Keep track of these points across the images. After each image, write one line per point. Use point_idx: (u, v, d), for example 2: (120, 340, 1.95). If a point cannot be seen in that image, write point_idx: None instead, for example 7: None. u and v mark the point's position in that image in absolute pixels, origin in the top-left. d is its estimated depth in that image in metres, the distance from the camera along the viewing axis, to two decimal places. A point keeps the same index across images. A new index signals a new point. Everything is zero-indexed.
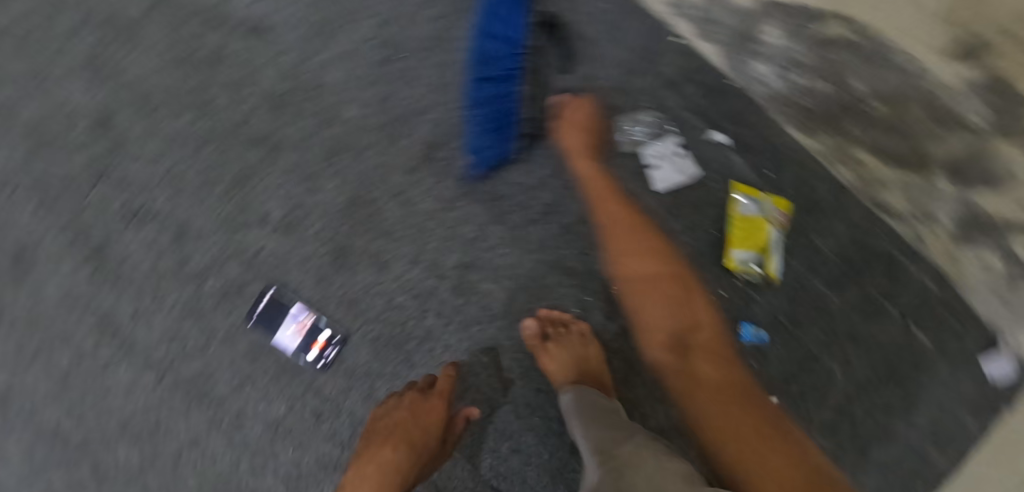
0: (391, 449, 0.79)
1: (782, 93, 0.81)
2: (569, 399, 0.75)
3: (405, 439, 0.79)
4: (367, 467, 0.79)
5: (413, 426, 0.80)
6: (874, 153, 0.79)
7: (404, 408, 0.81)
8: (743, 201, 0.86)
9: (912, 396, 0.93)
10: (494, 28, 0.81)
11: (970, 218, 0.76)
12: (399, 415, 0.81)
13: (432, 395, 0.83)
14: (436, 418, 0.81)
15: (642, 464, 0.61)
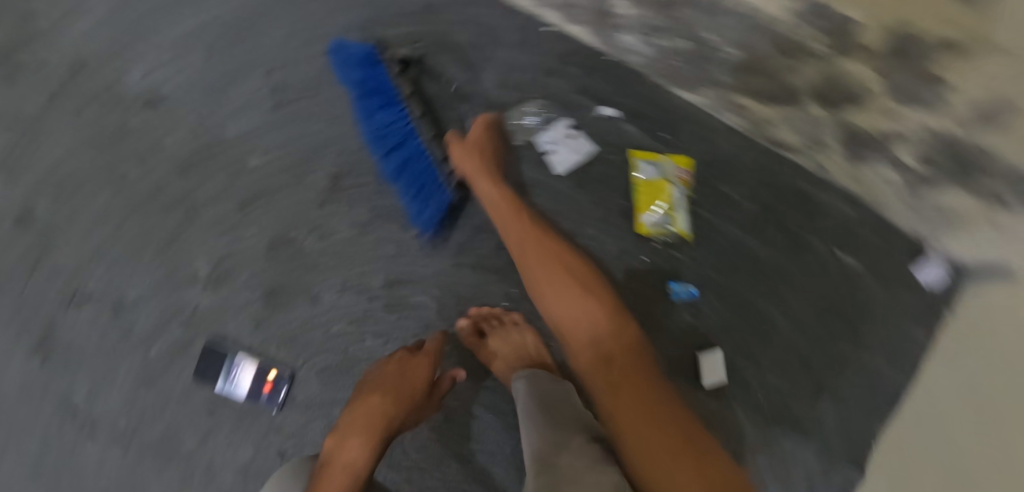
0: (381, 397, 0.79)
1: (653, 58, 0.85)
2: (523, 387, 0.76)
3: (395, 390, 0.80)
4: (354, 418, 0.78)
5: (404, 379, 0.81)
6: (750, 96, 0.83)
7: (393, 366, 0.83)
8: (643, 166, 0.90)
9: (853, 319, 0.97)
10: (369, 97, 0.85)
11: (853, 136, 0.80)
12: (389, 371, 0.82)
13: (420, 353, 0.84)
14: (423, 373, 0.82)
15: (577, 470, 0.59)
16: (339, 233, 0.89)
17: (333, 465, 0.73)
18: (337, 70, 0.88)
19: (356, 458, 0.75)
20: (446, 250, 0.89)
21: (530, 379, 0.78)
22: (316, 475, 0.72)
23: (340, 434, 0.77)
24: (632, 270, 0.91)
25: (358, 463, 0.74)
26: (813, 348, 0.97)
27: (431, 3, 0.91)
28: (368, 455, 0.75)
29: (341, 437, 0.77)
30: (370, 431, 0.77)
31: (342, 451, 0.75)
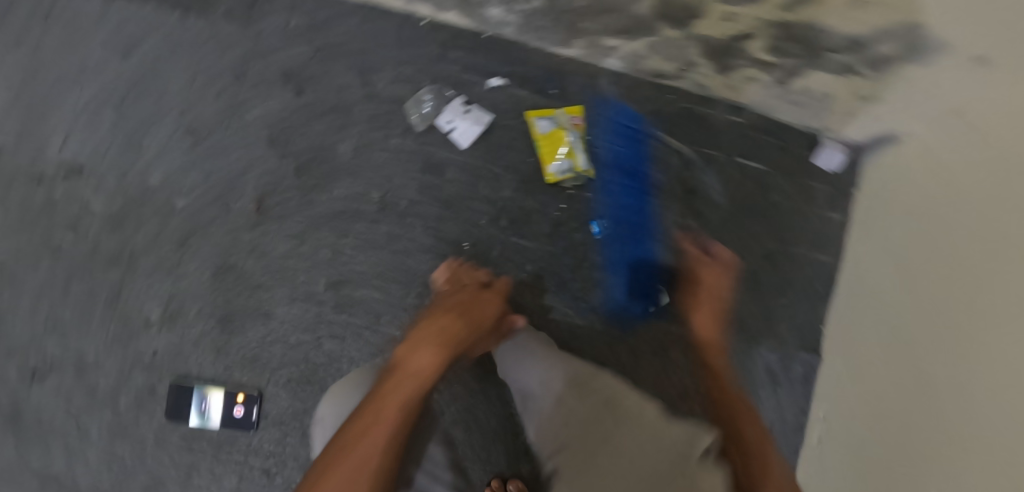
0: (451, 318, 0.77)
1: (521, 22, 0.94)
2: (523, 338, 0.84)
3: (468, 314, 0.79)
4: (427, 335, 0.72)
5: (479, 305, 0.83)
6: (614, 35, 0.91)
7: (466, 295, 0.85)
8: (540, 122, 0.97)
9: (770, 215, 1.05)
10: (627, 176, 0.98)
11: (711, 48, 0.88)
12: (461, 299, 0.83)
13: (489, 289, 0.88)
14: (494, 305, 0.85)
15: (620, 397, 0.64)
16: (275, 250, 0.94)
17: (404, 369, 0.65)
18: (597, 134, 1.00)
19: (425, 365, 0.66)
20: (377, 241, 0.95)
21: (519, 338, 0.84)
22: (384, 379, 0.63)
23: (411, 343, 0.69)
24: (555, 218, 0.98)
25: (428, 370, 0.65)
26: (741, 251, 1.05)
27: (313, 23, 0.99)
28: (437, 365, 0.67)
29: (412, 344, 0.69)
30: (441, 346, 0.71)
31: (411, 357, 0.67)
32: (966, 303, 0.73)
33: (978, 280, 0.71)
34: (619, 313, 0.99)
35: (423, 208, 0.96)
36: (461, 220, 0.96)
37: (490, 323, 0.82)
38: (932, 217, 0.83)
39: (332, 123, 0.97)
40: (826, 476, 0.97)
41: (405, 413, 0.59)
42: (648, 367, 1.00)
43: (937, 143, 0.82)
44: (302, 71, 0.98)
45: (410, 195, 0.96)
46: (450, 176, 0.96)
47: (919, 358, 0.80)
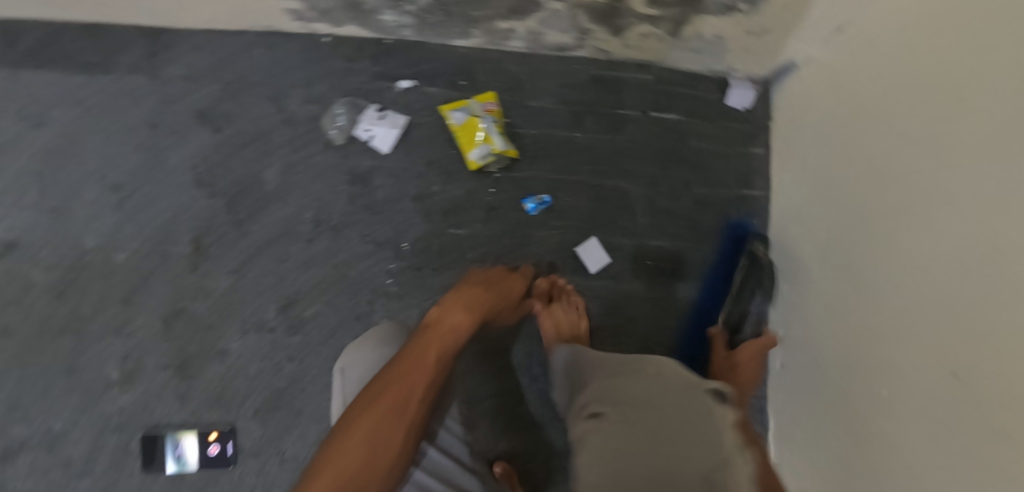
0: (487, 290, 0.87)
1: (416, 23, 0.97)
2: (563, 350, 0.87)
3: (495, 287, 0.89)
4: (456, 302, 0.81)
5: (504, 281, 0.92)
6: (505, 17, 0.94)
7: (495, 271, 0.94)
8: (454, 114, 0.99)
9: (695, 161, 1.08)
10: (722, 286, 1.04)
11: (599, 13, 0.92)
12: (490, 273, 0.93)
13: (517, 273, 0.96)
14: (519, 285, 0.94)
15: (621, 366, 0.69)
16: (220, 287, 0.96)
17: (442, 325, 0.75)
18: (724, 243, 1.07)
19: (458, 325, 0.76)
20: (318, 258, 0.97)
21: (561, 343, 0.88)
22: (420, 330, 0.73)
23: (443, 307, 0.79)
24: (488, 203, 1.00)
25: (460, 330, 0.76)
26: (676, 201, 1.06)
27: (216, 60, 1.00)
28: (468, 324, 0.77)
29: (445, 306, 0.79)
30: (470, 311, 0.81)
31: (443, 316, 0.77)
32: (900, 209, 0.81)
33: (909, 189, 0.79)
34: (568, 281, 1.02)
35: (357, 219, 0.98)
36: (395, 223, 0.98)
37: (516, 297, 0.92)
38: (850, 140, 0.91)
39: (253, 154, 0.98)
40: (796, 407, 1.01)
41: (439, 363, 0.69)
42: (606, 328, 1.03)
43: (849, 73, 0.90)
44: (214, 108, 0.99)
45: (342, 209, 0.98)
46: (377, 182, 0.99)
47: (861, 275, 0.88)
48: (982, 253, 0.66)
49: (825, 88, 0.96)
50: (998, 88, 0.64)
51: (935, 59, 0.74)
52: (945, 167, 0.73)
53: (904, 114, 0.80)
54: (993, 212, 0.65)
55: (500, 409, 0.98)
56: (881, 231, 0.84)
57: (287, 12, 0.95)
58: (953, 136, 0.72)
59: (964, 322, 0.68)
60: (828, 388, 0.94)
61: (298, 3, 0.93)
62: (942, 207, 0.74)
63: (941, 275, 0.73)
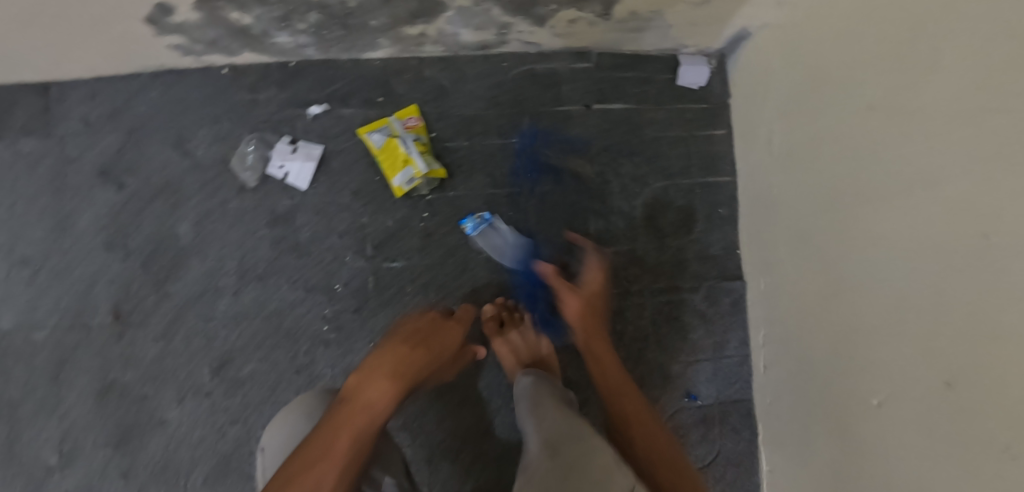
0: (422, 349, 0.73)
1: (316, 40, 0.87)
2: (528, 381, 0.80)
3: (430, 342, 0.75)
4: (382, 366, 0.67)
5: (442, 333, 0.79)
6: (410, 22, 0.84)
7: (427, 320, 0.80)
8: (373, 136, 0.90)
9: (649, 152, 0.98)
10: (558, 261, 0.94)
11: (512, 3, 0.81)
12: (424, 323, 0.80)
13: (452, 319, 0.82)
14: (457, 337, 0.80)
15: (584, 462, 0.61)
16: (149, 354, 0.89)
17: (358, 399, 0.62)
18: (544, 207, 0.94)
19: (377, 401, 0.62)
20: (248, 311, 0.90)
21: (527, 380, 0.81)
22: (332, 408, 0.61)
23: (364, 373, 0.66)
24: (423, 229, 0.92)
25: (380, 407, 0.62)
26: (630, 199, 0.97)
27: (111, 110, 0.92)
28: (388, 400, 0.63)
29: (364, 373, 0.66)
30: (393, 379, 0.66)
31: (365, 385, 0.64)
32: (870, 191, 0.71)
33: (877, 166, 0.69)
34: (522, 302, 0.93)
35: (284, 262, 0.90)
36: (325, 263, 0.90)
37: (450, 354, 0.79)
38: (811, 112, 0.80)
39: (164, 207, 0.91)
40: (781, 408, 0.92)
41: (359, 448, 0.58)
42: (569, 347, 0.95)
43: (806, 35, 0.79)
44: (116, 163, 0.91)
45: (267, 253, 0.90)
46: (300, 221, 0.91)
47: (833, 265, 0.79)
48: (975, 244, 0.57)
49: (782, 56, 0.85)
50: (988, 50, 0.54)
51: (901, 17, 0.63)
52: (920, 142, 0.63)
53: (869, 82, 0.69)
54: (983, 198, 0.56)
55: (464, 448, 0.90)
56: (851, 216, 0.75)
57: (172, 48, 0.86)
58: (929, 107, 0.61)
59: (957, 324, 0.60)
60: (811, 387, 0.85)
61: (180, 36, 0.83)
62: (918, 188, 0.63)
63: (923, 266, 0.64)
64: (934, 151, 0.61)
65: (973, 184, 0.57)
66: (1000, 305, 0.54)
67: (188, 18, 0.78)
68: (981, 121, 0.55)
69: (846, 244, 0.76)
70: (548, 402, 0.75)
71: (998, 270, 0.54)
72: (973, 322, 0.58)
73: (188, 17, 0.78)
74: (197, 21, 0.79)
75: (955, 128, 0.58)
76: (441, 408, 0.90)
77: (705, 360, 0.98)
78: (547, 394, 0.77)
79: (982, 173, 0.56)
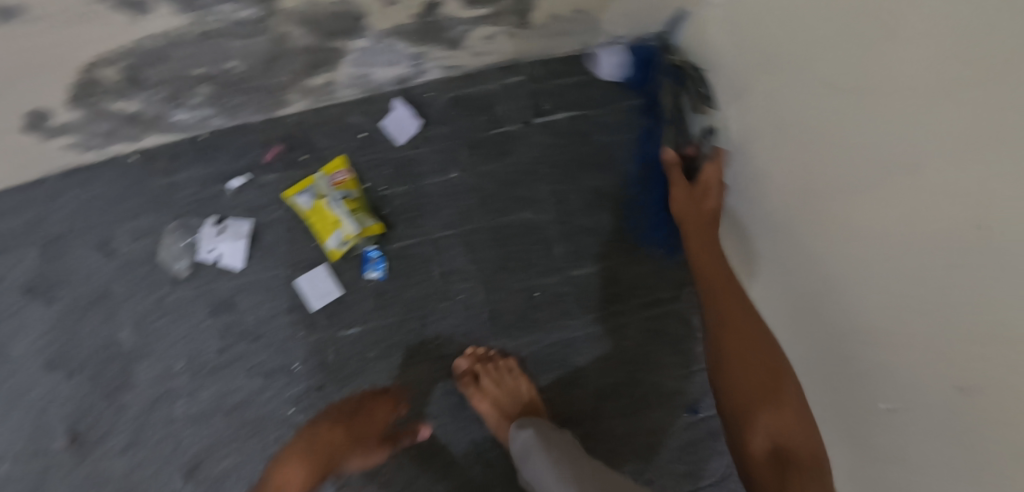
0: (337, 429, 0.80)
1: (219, 110, 0.80)
2: (528, 436, 0.76)
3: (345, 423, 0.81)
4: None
5: (359, 414, 0.82)
6: (312, 74, 0.76)
7: (349, 407, 0.82)
8: (300, 198, 0.83)
9: (604, 159, 0.89)
10: None
11: (415, 32, 0.73)
12: (343, 409, 0.82)
13: (381, 397, 0.83)
14: (379, 417, 0.82)
15: None
16: (115, 474, 0.82)
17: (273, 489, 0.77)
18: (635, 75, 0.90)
19: (295, 479, 0.78)
20: (210, 407, 0.83)
21: (539, 428, 0.77)
22: None
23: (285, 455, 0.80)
24: (375, 289, 0.85)
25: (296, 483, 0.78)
26: (593, 214, 0.88)
27: (22, 224, 0.85)
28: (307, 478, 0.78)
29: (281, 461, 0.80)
30: (308, 460, 0.79)
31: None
32: (846, 178, 0.61)
33: (847, 151, 0.60)
34: (493, 347, 0.86)
35: (235, 349, 0.84)
36: (279, 343, 0.84)
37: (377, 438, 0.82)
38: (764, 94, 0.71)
39: (99, 314, 0.84)
40: (811, 388, 0.78)
41: None
42: (555, 381, 0.87)
43: (749, 9, 0.69)
44: (40, 278, 0.85)
45: (218, 344, 0.84)
46: (243, 304, 0.84)
47: (817, 259, 0.70)
48: (970, 236, 0.48)
49: (726, 33, 0.75)
50: (960, 10, 0.44)
51: None
52: (888, 125, 0.54)
53: (827, 61, 0.60)
54: (973, 182, 0.46)
55: None
56: (830, 204, 0.65)
57: (67, 147, 0.79)
58: (897, 82, 0.52)
59: (964, 324, 0.51)
60: (810, 390, 0.78)
61: (70, 136, 0.76)
62: (899, 173, 0.54)
63: (913, 258, 0.55)
64: (909, 131, 0.52)
65: (957, 165, 0.48)
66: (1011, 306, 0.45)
67: (69, 118, 0.71)
68: (963, 93, 0.46)
69: (824, 240, 0.68)
70: (575, 458, 0.72)
71: (1006, 269, 0.45)
72: (983, 328, 0.49)
73: (69, 117, 0.71)
74: (81, 118, 0.72)
75: (931, 105, 0.49)
76: (429, 472, 0.84)
77: (702, 369, 0.90)
78: (563, 445, 0.75)
79: (968, 157, 0.46)
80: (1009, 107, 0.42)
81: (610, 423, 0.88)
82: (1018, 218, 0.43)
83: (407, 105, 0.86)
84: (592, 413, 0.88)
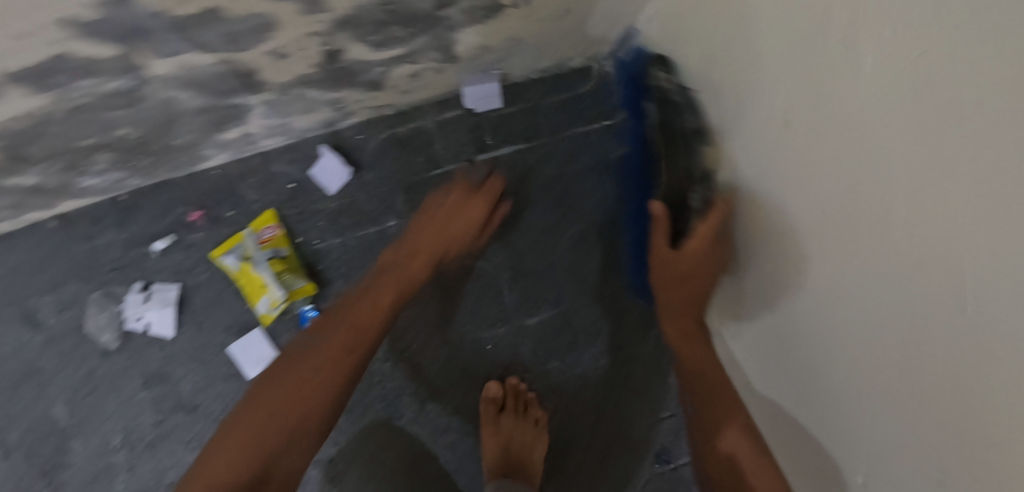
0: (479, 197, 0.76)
1: (131, 172, 0.74)
2: None
3: (456, 214, 0.74)
4: (232, 440, 0.58)
5: (460, 214, 0.75)
6: (221, 129, 0.70)
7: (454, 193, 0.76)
8: (226, 259, 0.78)
9: (555, 194, 0.82)
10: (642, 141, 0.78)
11: (324, 80, 0.65)
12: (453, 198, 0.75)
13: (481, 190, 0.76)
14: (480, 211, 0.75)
15: None
16: None
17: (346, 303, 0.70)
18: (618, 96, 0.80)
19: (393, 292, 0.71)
20: (148, 485, 0.79)
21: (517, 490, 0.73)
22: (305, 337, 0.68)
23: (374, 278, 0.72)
24: None
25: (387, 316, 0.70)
26: (544, 255, 0.82)
27: None
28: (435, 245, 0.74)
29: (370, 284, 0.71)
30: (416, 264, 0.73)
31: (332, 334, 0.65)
32: (811, 202, 0.50)
33: (807, 174, 0.50)
34: (443, 405, 0.81)
35: (172, 421, 0.80)
36: (216, 414, 0.80)
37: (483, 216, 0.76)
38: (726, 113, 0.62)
39: (30, 392, 0.80)
40: (793, 428, 0.66)
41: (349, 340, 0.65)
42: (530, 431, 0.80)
43: (698, 25, 0.61)
44: None
45: (155, 416, 0.80)
46: (178, 373, 0.80)
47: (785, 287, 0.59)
48: (948, 264, 0.36)
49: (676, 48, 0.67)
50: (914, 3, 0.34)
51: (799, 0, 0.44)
52: (852, 142, 0.42)
53: (784, 71, 0.50)
54: (949, 205, 0.35)
55: None
56: (796, 228, 0.54)
57: None
58: (856, 99, 0.41)
59: (947, 379, 0.39)
60: (786, 436, 0.68)
61: None
62: (864, 204, 0.43)
63: (882, 301, 0.44)
64: (872, 147, 0.40)
65: (926, 177, 0.36)
66: (986, 361, 0.35)
67: None
68: (916, 109, 0.35)
69: (785, 271, 0.58)
70: None
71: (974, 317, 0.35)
72: (956, 390, 0.39)
73: None
74: None
75: (885, 121, 0.38)
76: None
77: (670, 416, 0.83)
78: None
79: (926, 183, 0.36)
80: (971, 126, 0.31)
81: (573, 479, 0.82)
82: (998, 240, 0.31)
83: (335, 153, 0.79)
84: (553, 468, 0.82)
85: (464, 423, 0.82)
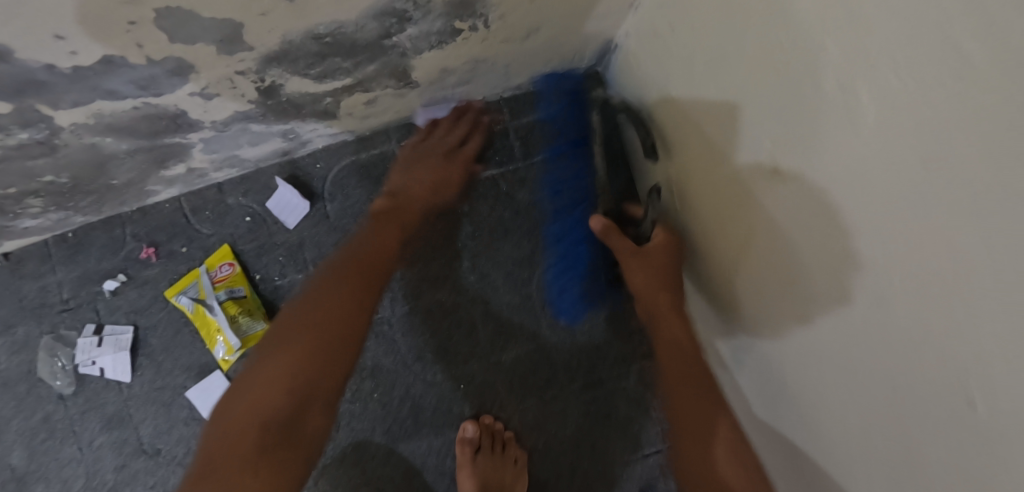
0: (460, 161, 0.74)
1: (73, 211, 0.69)
2: None
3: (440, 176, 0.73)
4: (236, 403, 0.56)
5: (446, 177, 0.73)
6: (163, 166, 0.64)
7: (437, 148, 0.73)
8: (180, 299, 0.73)
9: (528, 221, 0.78)
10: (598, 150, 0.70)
11: (268, 114, 0.60)
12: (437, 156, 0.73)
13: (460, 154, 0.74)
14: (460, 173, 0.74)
15: None
16: None
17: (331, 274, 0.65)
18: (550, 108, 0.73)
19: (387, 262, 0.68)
20: None
21: None
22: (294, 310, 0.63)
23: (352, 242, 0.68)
24: None
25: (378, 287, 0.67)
26: (519, 286, 0.78)
27: None
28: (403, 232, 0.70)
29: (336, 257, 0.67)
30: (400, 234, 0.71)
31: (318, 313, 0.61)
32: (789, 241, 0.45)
33: (776, 203, 0.44)
34: (416, 445, 0.76)
35: (131, 468, 0.76)
36: (178, 460, 0.76)
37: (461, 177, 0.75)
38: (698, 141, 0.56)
39: None
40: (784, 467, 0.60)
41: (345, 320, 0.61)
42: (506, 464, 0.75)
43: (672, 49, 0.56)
44: None
45: (113, 463, 0.76)
46: (137, 417, 0.76)
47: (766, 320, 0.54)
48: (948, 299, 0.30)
49: (653, 72, 0.62)
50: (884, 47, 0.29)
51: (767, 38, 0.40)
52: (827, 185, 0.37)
53: (754, 114, 0.45)
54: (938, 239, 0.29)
55: None
56: (777, 267, 0.48)
57: None
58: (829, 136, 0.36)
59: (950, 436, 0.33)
60: (775, 467, 0.63)
61: None
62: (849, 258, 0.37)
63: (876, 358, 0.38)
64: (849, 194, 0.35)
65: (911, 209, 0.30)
66: (995, 414, 0.29)
67: None
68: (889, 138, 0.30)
69: (763, 299, 0.52)
70: None
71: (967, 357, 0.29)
72: (963, 438, 0.33)
73: None
74: None
75: (860, 143, 0.33)
76: None
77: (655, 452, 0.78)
78: None
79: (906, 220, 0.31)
80: (955, 137, 0.26)
81: None
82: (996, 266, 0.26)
83: (290, 185, 0.74)
84: None
85: (439, 463, 0.77)
